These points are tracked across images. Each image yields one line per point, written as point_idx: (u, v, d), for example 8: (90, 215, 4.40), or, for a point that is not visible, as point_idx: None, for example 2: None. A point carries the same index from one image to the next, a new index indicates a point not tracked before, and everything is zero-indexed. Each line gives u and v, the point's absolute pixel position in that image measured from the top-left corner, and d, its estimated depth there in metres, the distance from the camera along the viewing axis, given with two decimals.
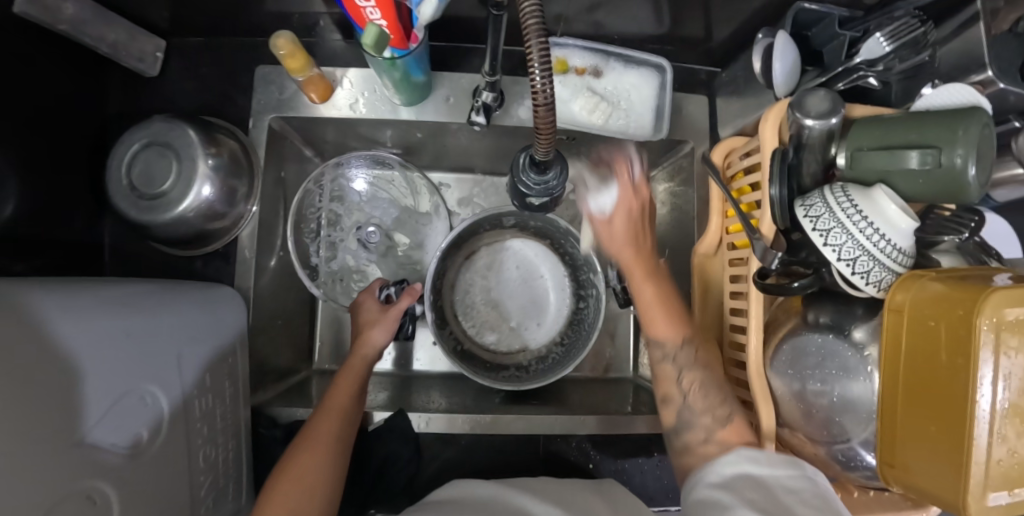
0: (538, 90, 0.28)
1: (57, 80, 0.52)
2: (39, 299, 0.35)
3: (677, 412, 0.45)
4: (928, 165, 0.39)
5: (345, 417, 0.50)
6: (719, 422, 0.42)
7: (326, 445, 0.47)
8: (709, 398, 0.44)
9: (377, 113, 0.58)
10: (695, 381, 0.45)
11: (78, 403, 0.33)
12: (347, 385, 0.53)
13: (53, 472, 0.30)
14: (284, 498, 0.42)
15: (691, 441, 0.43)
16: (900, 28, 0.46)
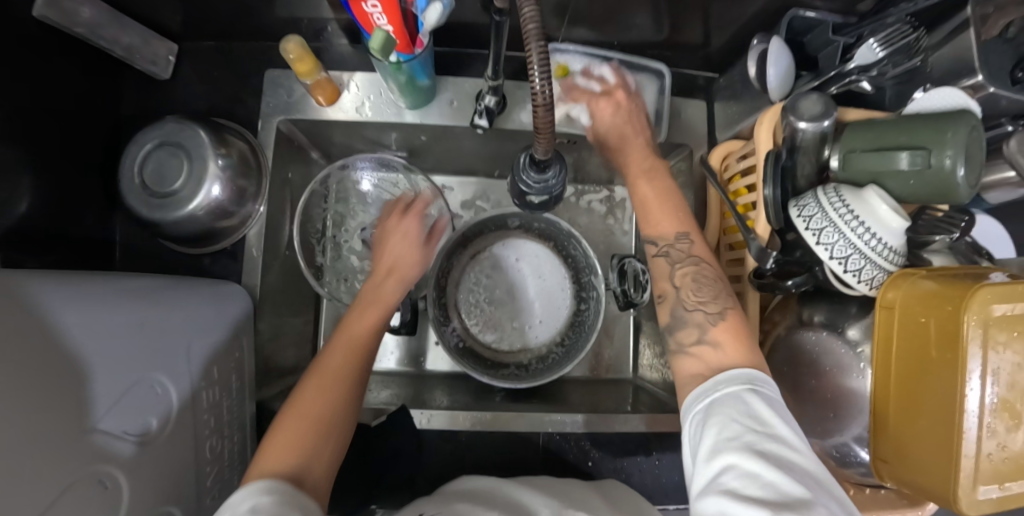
0: (538, 92, 0.29)
1: (73, 82, 0.54)
2: (48, 292, 0.36)
3: (669, 310, 0.43)
4: (918, 166, 0.40)
5: (363, 352, 0.44)
6: (712, 320, 0.40)
7: (338, 379, 0.41)
8: (702, 292, 0.42)
9: (382, 116, 0.60)
10: (687, 274, 0.43)
11: (84, 392, 0.35)
12: (371, 314, 0.46)
13: (65, 455, 0.31)
14: (291, 435, 0.37)
15: (682, 339, 0.40)
16: (892, 34, 0.46)
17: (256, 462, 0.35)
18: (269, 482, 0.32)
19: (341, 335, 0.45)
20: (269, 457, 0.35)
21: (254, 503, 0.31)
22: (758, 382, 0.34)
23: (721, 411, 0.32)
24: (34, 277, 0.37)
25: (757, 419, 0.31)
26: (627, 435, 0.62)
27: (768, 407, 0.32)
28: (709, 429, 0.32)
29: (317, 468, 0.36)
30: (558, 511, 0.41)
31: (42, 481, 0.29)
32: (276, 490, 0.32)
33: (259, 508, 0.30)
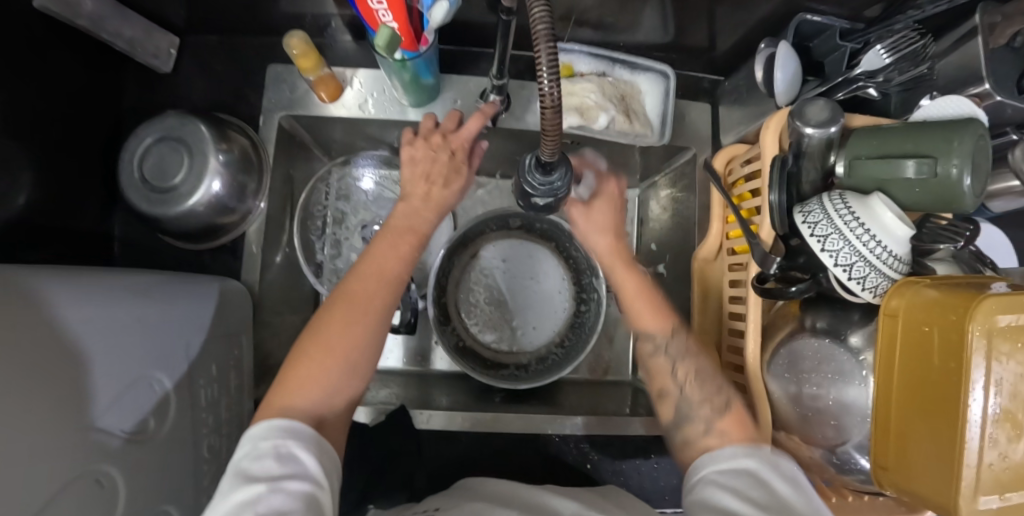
0: (545, 93, 0.29)
1: (73, 75, 0.53)
2: (50, 285, 0.35)
3: (674, 405, 0.44)
4: (924, 175, 0.40)
5: (390, 284, 0.42)
6: (719, 413, 0.40)
7: (362, 310, 0.40)
8: (705, 388, 0.43)
9: (385, 113, 0.59)
10: (688, 372, 0.45)
11: (86, 387, 0.34)
12: (401, 248, 0.44)
13: (63, 454, 0.31)
14: (312, 367, 0.38)
15: (691, 435, 0.40)
16: (899, 41, 0.47)
17: (278, 390, 0.37)
18: (291, 423, 0.34)
19: (368, 265, 0.42)
20: (290, 389, 0.37)
21: (276, 445, 0.32)
22: (774, 460, 0.35)
23: (736, 477, 0.33)
24: (32, 270, 0.36)
25: (771, 489, 0.32)
26: (626, 438, 0.62)
27: (781, 482, 0.33)
28: (724, 488, 0.32)
29: (333, 407, 0.38)
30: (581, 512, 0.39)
31: (39, 481, 0.29)
32: (296, 434, 0.33)
33: (281, 453, 0.32)
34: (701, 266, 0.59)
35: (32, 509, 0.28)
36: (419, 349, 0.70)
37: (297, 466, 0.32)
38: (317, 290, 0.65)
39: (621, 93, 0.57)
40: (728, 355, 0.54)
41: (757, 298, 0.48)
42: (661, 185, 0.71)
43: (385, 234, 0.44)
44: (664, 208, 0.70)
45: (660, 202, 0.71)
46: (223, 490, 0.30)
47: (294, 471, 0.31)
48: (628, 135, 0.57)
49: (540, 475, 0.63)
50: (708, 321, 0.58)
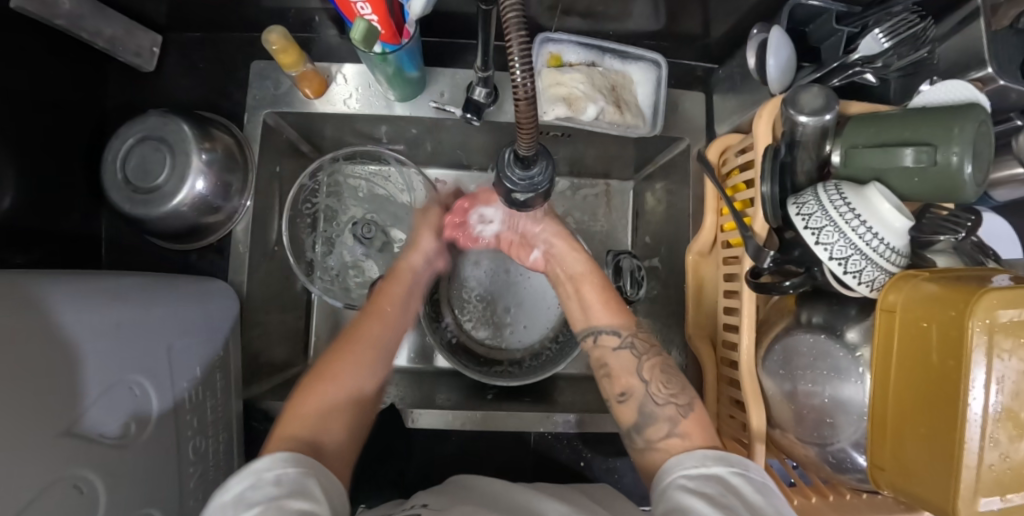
0: (518, 86, 0.28)
1: (54, 75, 0.53)
2: (41, 283, 0.35)
3: (637, 406, 0.44)
4: (923, 163, 0.38)
5: (387, 328, 0.51)
6: (683, 412, 0.42)
7: (363, 349, 0.47)
8: (671, 388, 0.44)
9: (371, 108, 0.58)
10: (653, 367, 0.46)
11: (74, 386, 0.34)
12: (391, 296, 0.54)
13: (39, 460, 0.31)
14: (315, 400, 0.41)
15: (652, 435, 0.42)
16: (898, 24, 0.45)
17: (281, 426, 0.39)
18: (289, 454, 0.34)
19: (365, 315, 0.52)
20: (288, 428, 0.38)
21: (278, 473, 0.32)
22: (742, 464, 0.35)
23: (705, 483, 0.34)
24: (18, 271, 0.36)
25: (738, 495, 0.32)
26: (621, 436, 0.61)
27: (749, 487, 0.33)
28: (693, 493, 0.33)
29: (331, 438, 0.39)
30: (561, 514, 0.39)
31: (13, 489, 0.28)
32: (298, 462, 0.33)
33: (283, 478, 0.31)
34: (695, 259, 0.56)
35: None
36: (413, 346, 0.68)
37: (298, 488, 0.31)
38: (308, 288, 0.65)
39: (612, 83, 0.56)
40: (722, 350, 0.53)
41: (751, 293, 0.46)
42: (655, 176, 0.69)
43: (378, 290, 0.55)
44: (659, 200, 0.68)
45: (655, 194, 0.69)
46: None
47: (295, 491, 0.30)
48: (619, 126, 0.55)
49: (532, 474, 0.62)
50: (702, 315, 0.56)
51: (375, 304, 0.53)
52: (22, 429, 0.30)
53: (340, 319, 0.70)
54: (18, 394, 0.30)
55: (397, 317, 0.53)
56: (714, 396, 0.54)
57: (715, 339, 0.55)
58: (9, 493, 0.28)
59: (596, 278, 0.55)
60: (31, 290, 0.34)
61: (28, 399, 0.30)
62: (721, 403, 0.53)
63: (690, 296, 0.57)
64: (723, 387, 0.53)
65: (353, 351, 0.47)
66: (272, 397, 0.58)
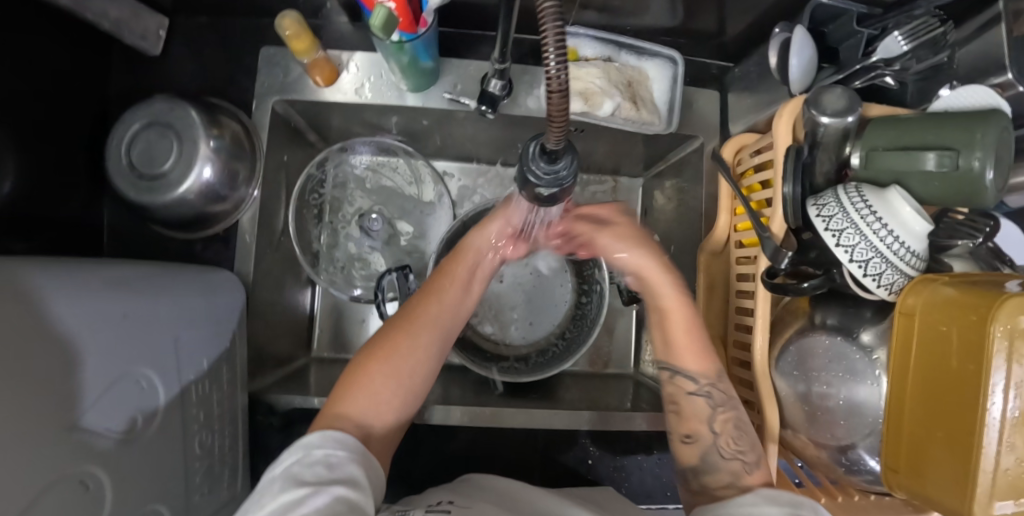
0: (552, 77, 0.27)
1: (56, 57, 0.51)
2: (34, 274, 0.34)
3: (701, 452, 0.43)
4: (945, 168, 0.38)
5: (444, 311, 0.48)
6: (748, 470, 0.40)
7: (417, 330, 0.46)
8: (740, 443, 0.41)
9: (383, 98, 0.57)
10: (728, 421, 0.43)
11: (75, 381, 0.33)
12: (452, 275, 0.51)
13: (44, 457, 0.30)
14: (369, 378, 0.41)
15: (710, 484, 0.41)
16: (919, 27, 0.45)
17: (336, 397, 0.40)
18: (342, 435, 0.35)
19: (424, 292, 0.50)
20: (341, 404, 0.39)
21: (329, 452, 0.32)
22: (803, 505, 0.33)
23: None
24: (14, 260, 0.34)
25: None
26: (628, 434, 0.61)
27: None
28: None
29: (380, 422, 0.40)
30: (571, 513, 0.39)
31: (19, 488, 0.27)
32: (348, 446, 0.34)
33: (331, 460, 0.32)
34: (706, 257, 0.56)
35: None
36: None
37: (345, 474, 0.31)
38: (314, 280, 0.64)
39: (628, 79, 0.55)
40: (733, 350, 0.53)
41: (766, 292, 0.46)
42: (666, 174, 0.69)
43: (441, 266, 0.53)
44: (670, 198, 0.68)
45: (665, 192, 0.69)
46: (271, 492, 0.29)
47: (341, 478, 0.30)
48: (635, 122, 0.55)
49: (540, 473, 0.62)
50: (713, 313, 0.56)
51: (435, 286, 0.50)
52: (26, 425, 0.28)
53: (346, 313, 0.69)
54: (22, 388, 0.29)
55: (455, 303, 0.50)
56: None
57: (727, 339, 0.55)
58: (16, 491, 0.27)
59: (685, 309, 0.48)
60: (21, 282, 0.32)
61: (33, 393, 0.29)
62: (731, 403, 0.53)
63: (701, 297, 0.57)
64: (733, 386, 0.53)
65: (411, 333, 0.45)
66: (276, 391, 0.57)
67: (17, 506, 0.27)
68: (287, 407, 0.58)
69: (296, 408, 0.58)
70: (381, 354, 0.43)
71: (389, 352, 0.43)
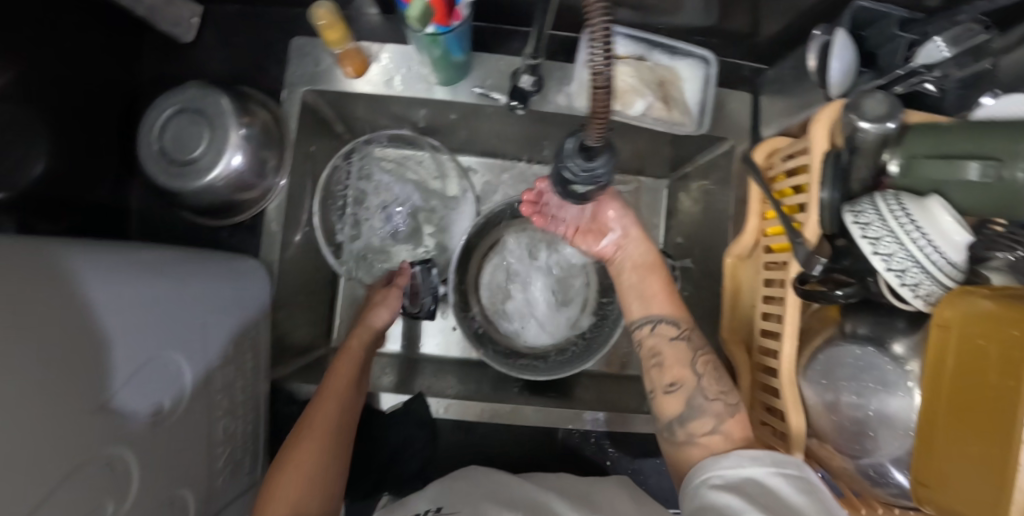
0: (596, 74, 0.26)
1: (89, 41, 0.51)
2: (69, 256, 0.34)
3: (685, 398, 0.45)
4: (988, 178, 0.37)
5: (349, 403, 0.49)
6: (729, 411, 0.43)
7: (328, 430, 0.45)
8: (722, 385, 0.45)
9: (412, 91, 0.57)
10: (708, 362, 0.47)
11: (103, 363, 0.33)
12: (346, 367, 0.52)
13: (76, 437, 0.30)
14: (286, 499, 0.40)
15: (694, 429, 0.43)
16: (963, 33, 0.43)
17: None
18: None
19: (324, 391, 0.49)
20: None
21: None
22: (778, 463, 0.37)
23: (740, 480, 0.36)
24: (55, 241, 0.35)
25: (775, 492, 0.34)
26: (646, 436, 0.61)
27: (784, 483, 0.35)
28: (727, 491, 0.35)
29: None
30: None
31: (49, 467, 0.28)
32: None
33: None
34: (734, 262, 0.56)
35: (40, 495, 0.27)
36: (427, 336, 0.69)
37: None
38: (337, 270, 0.65)
39: (660, 79, 0.55)
40: (758, 357, 0.53)
41: (796, 299, 0.45)
42: (692, 176, 0.68)
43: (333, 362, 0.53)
44: (695, 200, 0.67)
45: (690, 194, 0.69)
46: None
47: None
48: (665, 123, 0.54)
49: (557, 466, 0.62)
50: (739, 318, 0.56)
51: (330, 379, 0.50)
52: (62, 406, 0.29)
53: None
54: (58, 368, 0.29)
55: (355, 387, 0.51)
56: (747, 400, 0.54)
57: (751, 346, 0.55)
58: (45, 470, 0.27)
59: (658, 264, 0.55)
60: (58, 262, 0.32)
61: (68, 374, 0.29)
62: (754, 408, 0.53)
63: (726, 300, 0.57)
64: (757, 393, 0.53)
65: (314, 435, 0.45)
66: (297, 379, 0.58)
67: (46, 487, 0.27)
68: (308, 396, 0.58)
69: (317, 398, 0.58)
70: (291, 472, 0.41)
71: (302, 466, 0.42)
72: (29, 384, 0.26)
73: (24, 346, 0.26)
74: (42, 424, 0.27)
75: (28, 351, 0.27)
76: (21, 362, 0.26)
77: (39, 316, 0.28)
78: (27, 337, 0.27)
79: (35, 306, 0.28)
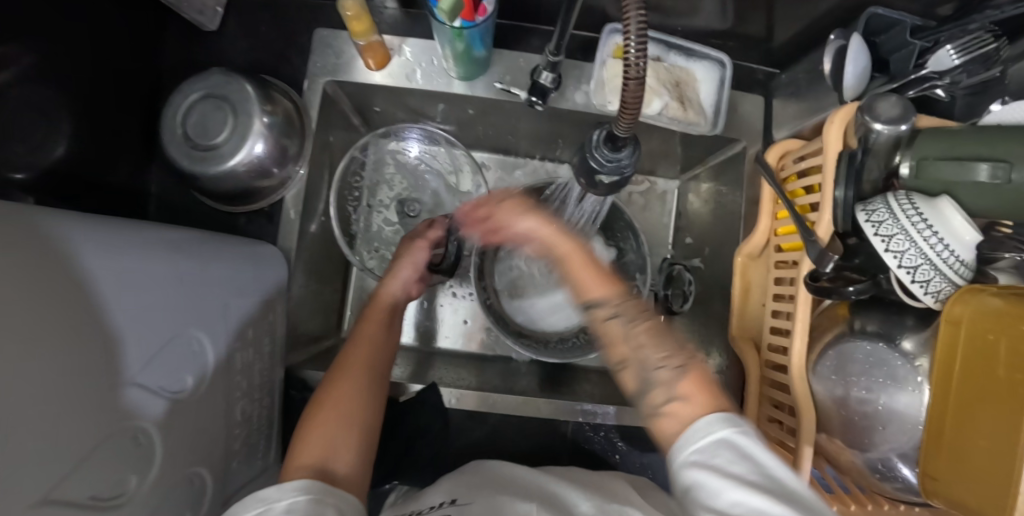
0: (631, 66, 0.27)
1: (116, 25, 0.52)
2: (93, 233, 0.33)
3: (636, 374, 0.37)
4: (998, 180, 0.37)
5: (380, 348, 0.51)
6: (678, 376, 0.35)
7: (360, 369, 0.48)
8: (665, 349, 0.37)
9: (432, 85, 0.58)
10: (645, 331, 0.39)
11: (121, 344, 0.32)
12: (377, 319, 0.55)
13: (99, 412, 0.30)
14: (322, 426, 0.41)
15: (654, 400, 0.35)
16: (971, 42, 0.45)
17: (291, 457, 0.39)
18: (302, 481, 0.34)
19: (357, 338, 0.52)
20: (301, 457, 0.38)
21: (289, 504, 0.32)
22: (742, 423, 0.31)
23: (714, 451, 0.30)
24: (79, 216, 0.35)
25: (753, 460, 0.29)
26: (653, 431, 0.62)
27: (755, 445, 0.30)
28: (705, 468, 0.29)
29: (343, 463, 0.39)
30: (600, 510, 0.38)
31: (71, 440, 0.28)
32: (311, 490, 0.34)
33: (293, 508, 0.31)
34: (745, 261, 0.57)
35: (60, 468, 0.27)
36: (443, 329, 0.70)
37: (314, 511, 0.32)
38: (350, 260, 0.65)
39: (677, 80, 0.56)
40: (767, 354, 0.54)
41: (808, 295, 0.46)
42: (702, 177, 0.70)
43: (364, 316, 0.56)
44: (706, 201, 0.69)
45: (700, 195, 0.70)
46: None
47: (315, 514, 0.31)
48: (680, 122, 0.56)
49: (567, 458, 0.63)
50: (748, 315, 0.57)
51: (362, 329, 0.53)
52: (82, 382, 0.29)
53: None
54: (81, 345, 0.29)
55: (384, 336, 0.53)
56: (755, 397, 0.55)
57: (760, 343, 0.56)
58: (69, 442, 0.27)
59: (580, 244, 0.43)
60: (81, 239, 0.32)
61: (89, 350, 0.29)
62: (763, 405, 0.54)
63: (736, 298, 0.58)
64: (765, 389, 0.54)
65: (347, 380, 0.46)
66: (311, 367, 0.59)
67: (70, 460, 0.27)
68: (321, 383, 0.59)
69: None
70: (327, 404, 0.43)
71: (336, 397, 0.44)
72: (48, 361, 0.26)
73: (45, 322, 0.26)
74: (67, 398, 0.27)
75: (48, 327, 0.26)
76: (40, 340, 0.26)
77: (68, 289, 0.28)
78: (47, 314, 0.26)
79: (55, 282, 0.28)
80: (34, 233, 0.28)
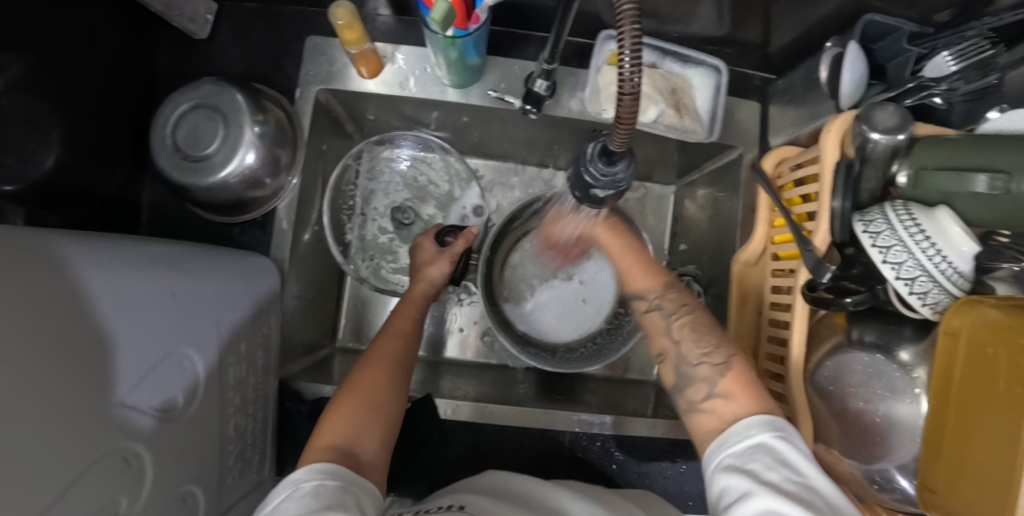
0: (625, 80, 0.26)
1: (107, 34, 0.52)
2: (75, 253, 0.32)
3: (674, 367, 0.44)
4: (996, 191, 0.37)
5: (410, 337, 0.52)
6: (719, 372, 0.41)
7: (390, 357, 0.48)
8: (702, 343, 0.44)
9: (427, 93, 0.57)
10: (685, 326, 0.45)
11: (108, 363, 0.32)
12: (409, 310, 0.56)
13: (90, 435, 0.29)
14: (348, 411, 0.42)
15: (692, 397, 0.42)
16: (969, 48, 0.45)
17: (316, 437, 0.39)
18: (325, 465, 0.35)
19: (389, 326, 0.53)
20: (325, 438, 0.39)
21: (317, 485, 0.33)
22: (786, 429, 0.35)
23: (750, 455, 0.34)
24: (59, 234, 0.34)
25: (788, 464, 0.32)
26: (651, 440, 0.62)
27: (794, 451, 0.33)
28: (739, 472, 0.33)
29: (367, 449, 0.40)
30: None
31: (61, 468, 0.27)
32: (337, 475, 0.34)
33: (320, 491, 0.32)
34: (742, 268, 0.57)
35: (52, 496, 0.26)
36: (446, 340, 0.69)
37: (336, 500, 0.32)
38: (345, 269, 0.65)
39: (673, 86, 0.56)
40: (766, 363, 0.53)
41: (804, 305, 0.45)
42: (699, 183, 0.69)
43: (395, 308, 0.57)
44: (702, 206, 0.68)
45: (697, 201, 0.70)
46: None
47: (332, 502, 0.31)
48: (677, 130, 0.55)
49: (565, 468, 0.62)
50: (745, 324, 0.57)
51: (394, 317, 0.54)
52: (70, 404, 0.28)
53: (372, 303, 0.70)
54: (67, 369, 0.28)
55: (414, 324, 0.54)
56: None
57: (758, 352, 0.55)
58: (56, 470, 0.27)
59: (625, 245, 0.54)
60: (61, 257, 0.31)
61: (75, 375, 0.29)
62: None
63: (733, 305, 0.58)
64: (764, 399, 0.53)
65: (378, 368, 0.47)
66: (305, 379, 0.58)
67: (61, 486, 0.27)
68: (316, 394, 0.59)
69: (325, 397, 0.59)
70: (356, 388, 0.44)
71: (366, 383, 0.44)
72: (33, 389, 0.25)
73: (23, 349, 0.25)
74: (54, 421, 0.27)
75: (26, 355, 0.25)
76: (20, 368, 0.25)
77: (47, 315, 0.28)
78: (27, 343, 0.26)
79: (41, 308, 0.27)
80: (8, 254, 0.27)
